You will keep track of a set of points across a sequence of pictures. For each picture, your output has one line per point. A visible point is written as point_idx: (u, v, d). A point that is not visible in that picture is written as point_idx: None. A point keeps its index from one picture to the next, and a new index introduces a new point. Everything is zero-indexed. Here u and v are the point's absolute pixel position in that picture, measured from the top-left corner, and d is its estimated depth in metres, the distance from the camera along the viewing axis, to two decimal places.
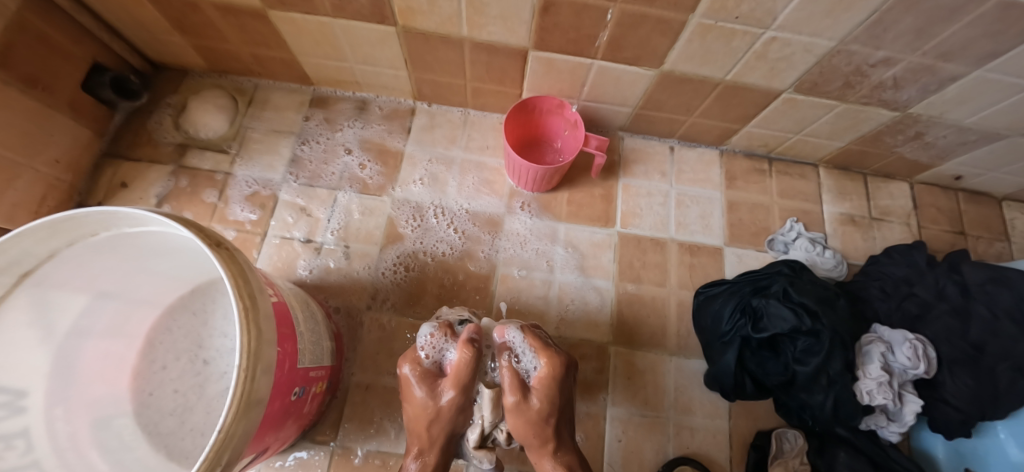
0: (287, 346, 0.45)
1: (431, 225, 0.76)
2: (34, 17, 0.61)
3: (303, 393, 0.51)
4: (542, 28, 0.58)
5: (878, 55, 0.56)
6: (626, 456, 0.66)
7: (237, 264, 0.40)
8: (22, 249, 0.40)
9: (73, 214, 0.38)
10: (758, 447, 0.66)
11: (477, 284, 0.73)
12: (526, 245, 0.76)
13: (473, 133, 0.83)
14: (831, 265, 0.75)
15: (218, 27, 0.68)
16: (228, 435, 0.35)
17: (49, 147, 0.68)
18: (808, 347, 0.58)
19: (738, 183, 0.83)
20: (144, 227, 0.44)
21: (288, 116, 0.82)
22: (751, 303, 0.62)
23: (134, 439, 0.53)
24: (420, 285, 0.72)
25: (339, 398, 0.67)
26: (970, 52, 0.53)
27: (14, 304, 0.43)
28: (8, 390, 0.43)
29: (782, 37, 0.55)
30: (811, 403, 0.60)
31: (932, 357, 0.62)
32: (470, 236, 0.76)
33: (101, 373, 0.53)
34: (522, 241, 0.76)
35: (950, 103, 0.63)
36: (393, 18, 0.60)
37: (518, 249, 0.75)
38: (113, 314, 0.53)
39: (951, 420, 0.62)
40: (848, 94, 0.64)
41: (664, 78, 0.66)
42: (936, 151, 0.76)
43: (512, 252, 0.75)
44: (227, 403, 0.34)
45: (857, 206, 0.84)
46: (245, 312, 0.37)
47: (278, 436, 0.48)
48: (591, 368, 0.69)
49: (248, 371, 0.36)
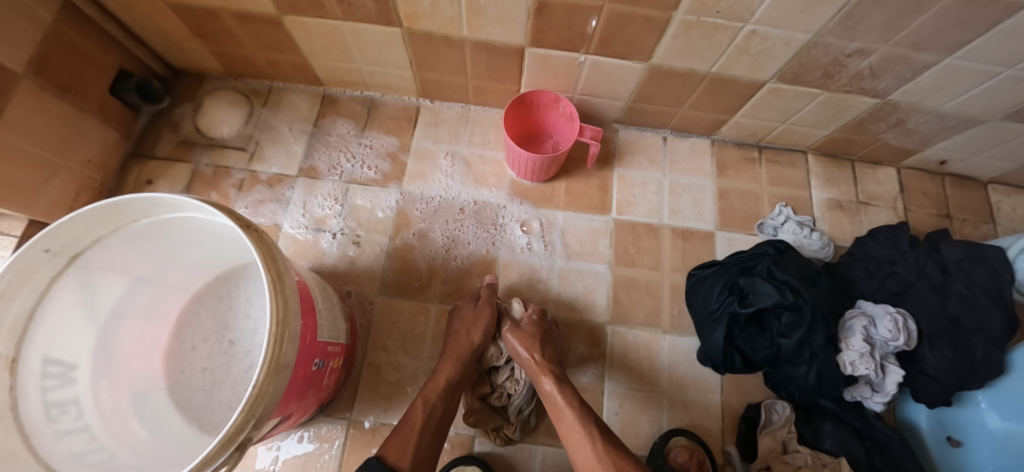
0: (309, 320, 0.50)
1: (423, 229, 0.80)
2: (66, 28, 0.66)
3: (322, 366, 0.55)
4: (538, 28, 0.62)
5: (853, 46, 0.59)
6: (623, 428, 0.70)
7: (265, 245, 0.44)
8: (73, 234, 0.45)
9: (118, 201, 0.43)
10: (747, 419, 0.69)
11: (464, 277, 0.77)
12: (506, 244, 0.79)
13: (475, 129, 0.87)
14: (817, 247, 0.79)
15: (236, 34, 0.73)
16: (260, 393, 0.39)
17: (81, 148, 0.73)
18: (792, 321, 0.62)
19: (729, 172, 0.86)
20: (178, 214, 0.49)
21: (300, 116, 0.87)
22: (738, 282, 0.65)
23: (168, 412, 0.58)
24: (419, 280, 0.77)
25: (353, 377, 0.71)
26: (940, 41, 0.56)
27: (66, 286, 0.48)
28: (61, 362, 0.49)
29: (761, 31, 0.58)
30: (796, 374, 0.63)
31: (912, 330, 0.65)
32: (450, 242, 0.79)
33: (137, 352, 0.58)
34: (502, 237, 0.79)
35: (926, 91, 0.66)
36: (398, 21, 0.64)
37: (495, 244, 0.79)
38: (146, 298, 0.58)
39: (931, 391, 0.65)
40: (829, 84, 0.68)
41: (653, 72, 0.70)
42: (919, 137, 0.79)
43: (488, 249, 0.78)
44: (260, 364, 0.39)
45: (844, 191, 0.87)
46: (274, 287, 0.42)
47: (300, 405, 0.53)
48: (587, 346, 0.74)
49: (276, 338, 0.41)
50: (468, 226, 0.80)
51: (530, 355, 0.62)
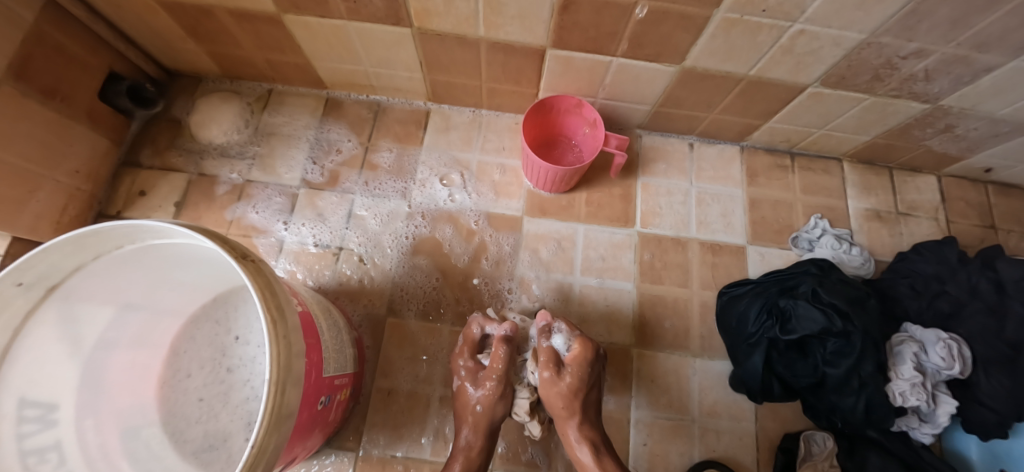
0: (313, 356, 0.45)
1: (347, 189, 0.78)
2: (50, 28, 0.60)
3: (329, 402, 0.51)
4: (562, 26, 0.57)
5: (910, 47, 0.54)
6: (651, 461, 0.65)
7: (263, 277, 0.39)
8: (50, 264, 0.40)
9: (99, 228, 0.38)
10: (786, 450, 0.64)
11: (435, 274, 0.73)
12: (511, 251, 0.74)
13: (489, 134, 0.82)
14: (859, 263, 0.73)
15: (233, 33, 0.68)
16: (260, 449, 0.34)
17: (68, 157, 0.68)
18: (839, 349, 0.57)
19: (759, 180, 0.81)
20: (168, 239, 0.44)
21: (302, 122, 0.82)
22: (778, 304, 0.60)
23: (162, 448, 0.53)
24: (320, 246, 0.74)
25: (361, 405, 0.66)
26: (1008, 42, 0.51)
27: (43, 318, 0.43)
28: (39, 404, 0.44)
29: (811, 30, 0.53)
30: (842, 405, 0.59)
31: (967, 357, 0.60)
32: (370, 202, 0.77)
33: (128, 384, 0.53)
34: (506, 241, 0.75)
35: (984, 95, 0.61)
36: (408, 20, 0.59)
37: (411, 197, 0.77)
38: (138, 325, 0.53)
39: (987, 422, 0.60)
40: (877, 87, 0.62)
41: (685, 75, 0.64)
42: (967, 144, 0.73)
43: (478, 254, 0.74)
44: (259, 418, 0.34)
45: (883, 201, 0.81)
46: (274, 326, 0.37)
47: (305, 445, 0.48)
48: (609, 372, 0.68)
49: (278, 385, 0.36)
50: (458, 227, 0.76)
51: (568, 416, 0.57)
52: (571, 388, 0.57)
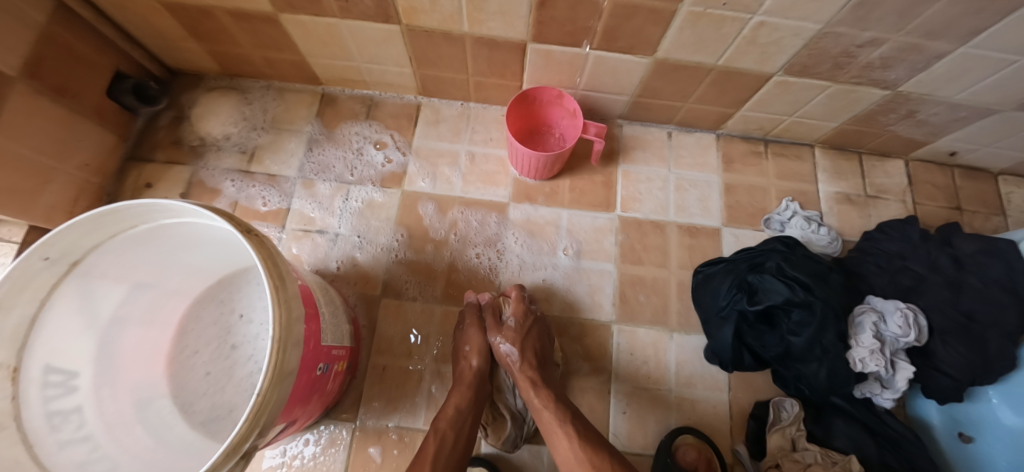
0: (312, 325, 0.49)
1: (315, 159, 0.83)
2: (60, 29, 0.64)
3: (326, 371, 0.54)
4: (540, 22, 0.61)
5: (864, 36, 0.57)
6: (631, 428, 0.69)
7: (266, 250, 0.43)
8: (70, 242, 0.44)
9: (116, 207, 0.42)
10: (756, 417, 0.68)
11: (429, 258, 0.77)
12: (477, 226, 0.79)
13: (477, 126, 0.86)
14: (827, 243, 0.77)
15: (232, 33, 0.72)
16: (264, 401, 0.38)
17: (78, 151, 0.72)
18: (802, 319, 0.61)
19: (735, 166, 0.85)
20: (177, 219, 0.48)
21: (300, 116, 0.86)
22: (746, 279, 0.64)
23: (172, 418, 0.57)
24: (268, 206, 0.80)
25: (358, 379, 0.71)
26: (954, 30, 0.55)
27: (65, 293, 0.47)
28: (61, 371, 0.48)
29: (770, 22, 0.57)
30: (807, 372, 0.62)
31: (923, 326, 0.64)
32: (317, 168, 0.83)
33: (139, 359, 0.57)
34: (475, 217, 0.80)
35: (938, 81, 0.65)
36: (397, 17, 0.63)
37: (354, 167, 0.83)
38: (148, 303, 0.57)
39: (944, 387, 0.64)
40: (839, 75, 0.66)
41: (658, 66, 0.68)
42: (930, 128, 0.77)
43: (468, 239, 0.78)
44: (264, 372, 0.38)
45: (853, 185, 0.85)
46: (276, 291, 0.41)
47: (305, 410, 0.52)
48: (580, 345, 0.73)
49: (280, 344, 0.40)
50: (452, 210, 0.80)
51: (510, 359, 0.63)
52: (514, 331, 0.64)
